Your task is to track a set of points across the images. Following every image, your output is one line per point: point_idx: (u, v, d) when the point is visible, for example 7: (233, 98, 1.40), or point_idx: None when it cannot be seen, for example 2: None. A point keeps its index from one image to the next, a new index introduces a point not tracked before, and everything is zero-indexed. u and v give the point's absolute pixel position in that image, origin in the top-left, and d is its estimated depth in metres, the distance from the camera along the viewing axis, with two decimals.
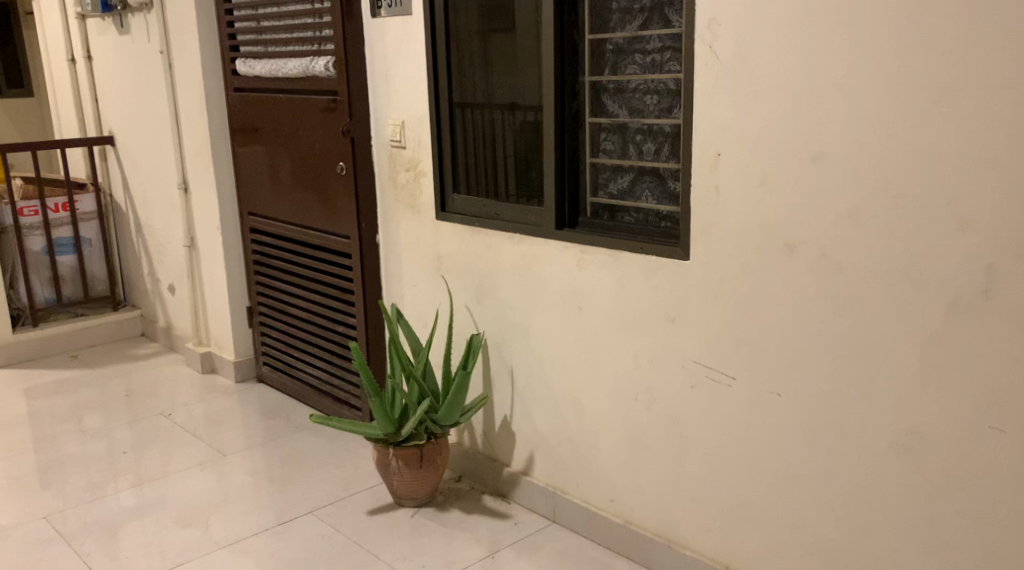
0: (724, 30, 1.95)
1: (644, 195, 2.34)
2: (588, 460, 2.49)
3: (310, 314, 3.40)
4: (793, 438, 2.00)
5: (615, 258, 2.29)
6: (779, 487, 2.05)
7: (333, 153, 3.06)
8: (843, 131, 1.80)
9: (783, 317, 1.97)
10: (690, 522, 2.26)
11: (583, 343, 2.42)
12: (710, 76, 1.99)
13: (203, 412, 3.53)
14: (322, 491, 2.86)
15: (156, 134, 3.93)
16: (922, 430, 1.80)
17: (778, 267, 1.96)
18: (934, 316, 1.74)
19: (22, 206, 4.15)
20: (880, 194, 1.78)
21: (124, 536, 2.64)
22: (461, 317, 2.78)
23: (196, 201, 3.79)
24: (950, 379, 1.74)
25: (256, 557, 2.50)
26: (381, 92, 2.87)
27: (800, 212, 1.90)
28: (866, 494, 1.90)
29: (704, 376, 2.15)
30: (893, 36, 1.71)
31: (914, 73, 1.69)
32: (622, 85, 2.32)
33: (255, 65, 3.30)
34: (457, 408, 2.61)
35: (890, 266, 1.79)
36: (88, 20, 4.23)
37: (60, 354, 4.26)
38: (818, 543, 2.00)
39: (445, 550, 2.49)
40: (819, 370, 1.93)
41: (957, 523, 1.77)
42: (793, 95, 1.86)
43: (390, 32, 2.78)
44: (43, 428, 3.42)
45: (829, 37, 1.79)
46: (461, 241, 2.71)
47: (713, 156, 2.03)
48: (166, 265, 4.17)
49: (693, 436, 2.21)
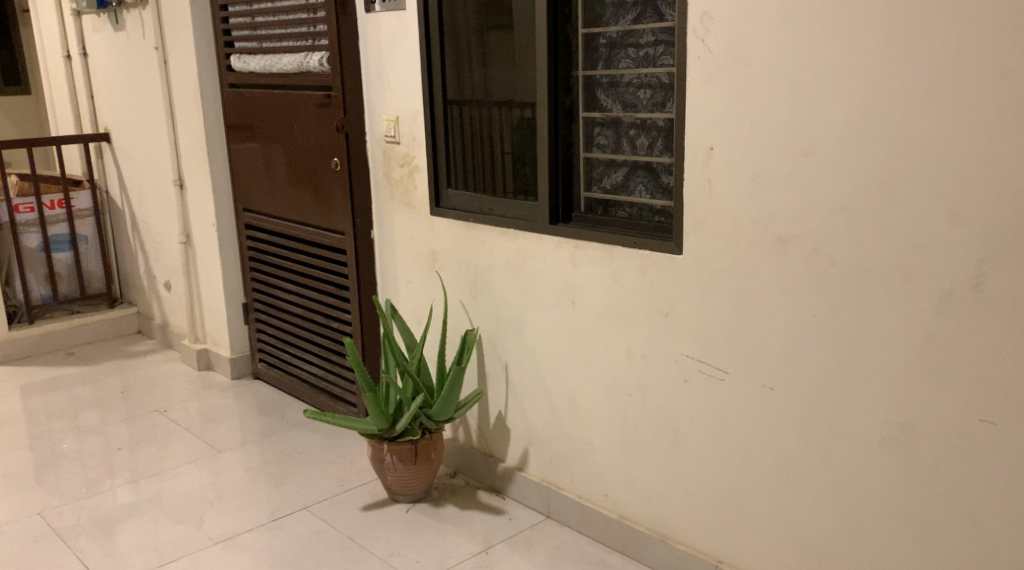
0: (715, 24, 1.95)
1: (638, 190, 2.33)
2: (583, 456, 2.49)
3: (305, 310, 3.39)
4: (787, 432, 2.00)
5: (608, 253, 2.28)
6: (774, 483, 2.05)
7: (327, 148, 3.05)
8: (835, 124, 1.80)
9: (775, 312, 1.97)
10: (684, 517, 2.26)
11: (577, 338, 2.42)
12: (702, 70, 1.99)
13: (198, 409, 3.52)
14: (317, 487, 2.86)
15: (151, 132, 3.93)
16: (914, 424, 1.79)
17: (771, 262, 1.95)
18: (925, 309, 1.74)
19: (18, 202, 4.14)
20: (872, 187, 1.77)
21: (119, 533, 2.64)
22: (456, 313, 2.78)
23: (192, 197, 3.78)
24: (943, 373, 1.74)
25: (249, 553, 2.50)
26: (376, 88, 2.87)
27: (792, 207, 1.90)
28: (859, 489, 1.90)
29: (697, 371, 2.14)
30: (883, 29, 1.71)
31: (906, 67, 1.69)
32: (616, 79, 2.32)
33: (250, 61, 3.30)
34: (451, 403, 2.59)
35: (881, 261, 1.78)
36: (83, 17, 4.22)
37: (56, 351, 4.25)
38: (811, 539, 2.00)
39: (439, 546, 2.48)
40: (811, 364, 1.93)
41: (951, 517, 1.77)
42: (785, 89, 1.86)
43: (384, 28, 2.77)
44: (39, 425, 3.42)
45: (821, 31, 1.79)
46: (454, 236, 2.71)
47: (706, 151, 2.02)
48: (162, 261, 4.16)
49: (687, 431, 2.20)
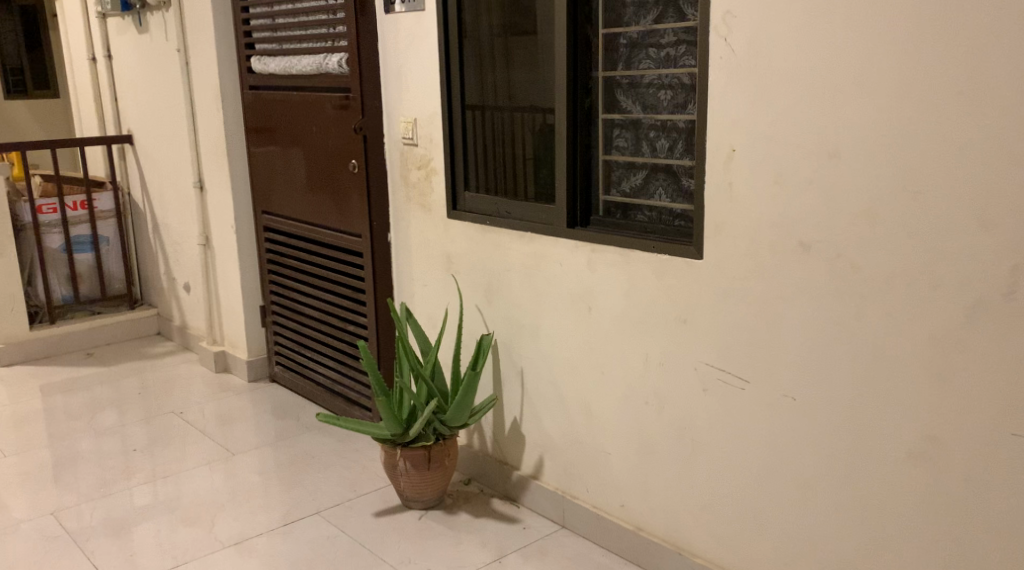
0: (738, 23, 1.90)
1: (657, 194, 2.28)
2: (598, 465, 2.43)
3: (322, 313, 3.37)
4: (810, 444, 1.93)
5: (625, 257, 2.23)
6: (794, 495, 1.98)
7: (345, 150, 3.03)
8: (860, 125, 1.74)
9: (797, 320, 1.91)
10: (702, 531, 2.20)
11: (593, 344, 2.37)
12: (724, 70, 1.94)
13: (214, 411, 3.51)
14: (330, 491, 2.82)
15: (173, 135, 3.93)
16: (942, 436, 1.73)
17: (793, 267, 1.90)
18: (953, 318, 1.68)
19: (41, 203, 4.15)
20: (898, 192, 1.71)
21: (131, 534, 2.62)
22: (472, 317, 2.74)
23: (211, 198, 3.78)
24: (970, 384, 1.67)
25: (260, 557, 2.46)
26: (393, 88, 2.84)
27: (815, 212, 1.84)
28: (884, 504, 1.83)
29: (716, 379, 2.09)
30: (912, 29, 1.65)
31: (936, 68, 1.63)
32: (636, 80, 2.27)
33: (269, 62, 3.29)
34: (466, 409, 2.55)
35: (909, 267, 1.72)
36: (108, 19, 4.24)
37: (76, 352, 4.26)
38: (832, 554, 1.94)
39: (450, 554, 2.44)
40: (833, 373, 1.86)
41: (978, 533, 1.70)
42: (808, 91, 1.81)
43: (403, 28, 2.74)
44: (57, 425, 3.42)
45: (847, 31, 1.73)
46: (471, 240, 2.67)
47: (727, 152, 1.97)
48: (181, 263, 4.16)
49: (704, 441, 2.15)
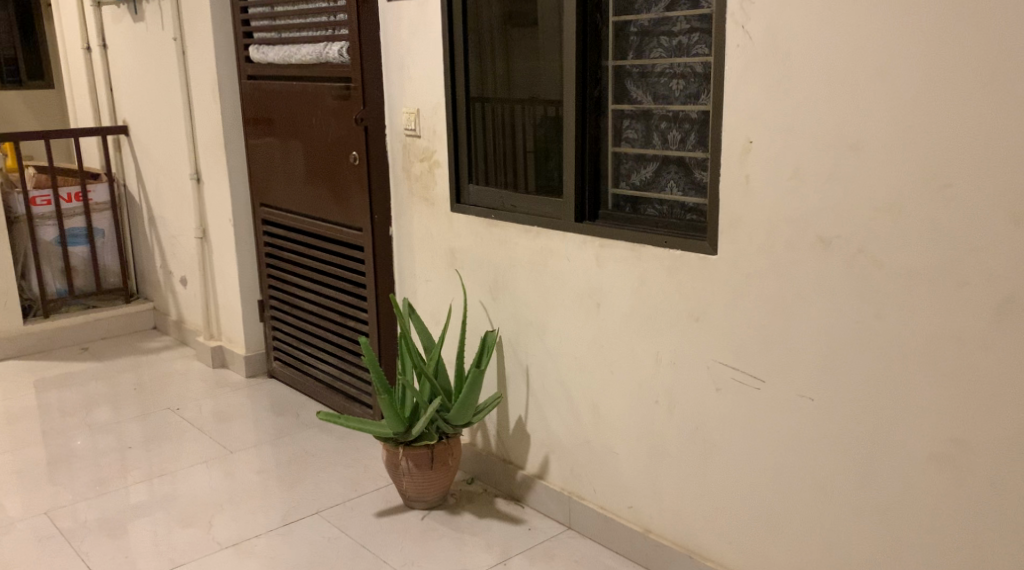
0: (756, 10, 1.83)
1: (668, 187, 2.23)
2: (606, 466, 2.38)
3: (322, 308, 3.30)
4: (828, 446, 1.87)
5: (636, 253, 2.17)
6: (811, 498, 1.92)
7: (345, 141, 2.96)
8: (884, 116, 1.68)
9: (815, 319, 1.85)
10: (714, 534, 2.14)
11: (602, 342, 2.31)
12: (741, 59, 1.88)
13: (212, 408, 3.44)
14: (331, 491, 2.76)
15: (170, 126, 3.86)
16: (969, 439, 1.67)
17: (811, 265, 1.84)
18: (981, 318, 1.62)
19: (34, 195, 4.07)
20: (923, 186, 1.65)
21: (126, 535, 2.55)
22: (475, 314, 2.68)
23: (208, 190, 3.71)
24: (998, 386, 1.62)
25: (259, 559, 2.40)
26: (396, 79, 2.77)
27: (835, 206, 1.78)
28: (906, 508, 1.77)
29: (730, 379, 2.03)
30: (940, 17, 1.59)
31: (965, 56, 1.57)
32: (647, 69, 2.21)
33: (268, 51, 3.22)
34: (470, 407, 2.49)
35: (934, 263, 1.66)
36: (103, 8, 4.16)
37: (70, 347, 4.19)
38: (850, 559, 1.88)
39: (453, 556, 2.38)
40: (853, 374, 1.80)
41: (1005, 539, 1.64)
42: (828, 81, 1.74)
43: (406, 16, 2.66)
44: (51, 421, 3.35)
45: (870, 18, 1.67)
46: (475, 233, 2.61)
47: (744, 144, 1.91)
48: (178, 256, 4.09)
49: (717, 442, 2.09)
